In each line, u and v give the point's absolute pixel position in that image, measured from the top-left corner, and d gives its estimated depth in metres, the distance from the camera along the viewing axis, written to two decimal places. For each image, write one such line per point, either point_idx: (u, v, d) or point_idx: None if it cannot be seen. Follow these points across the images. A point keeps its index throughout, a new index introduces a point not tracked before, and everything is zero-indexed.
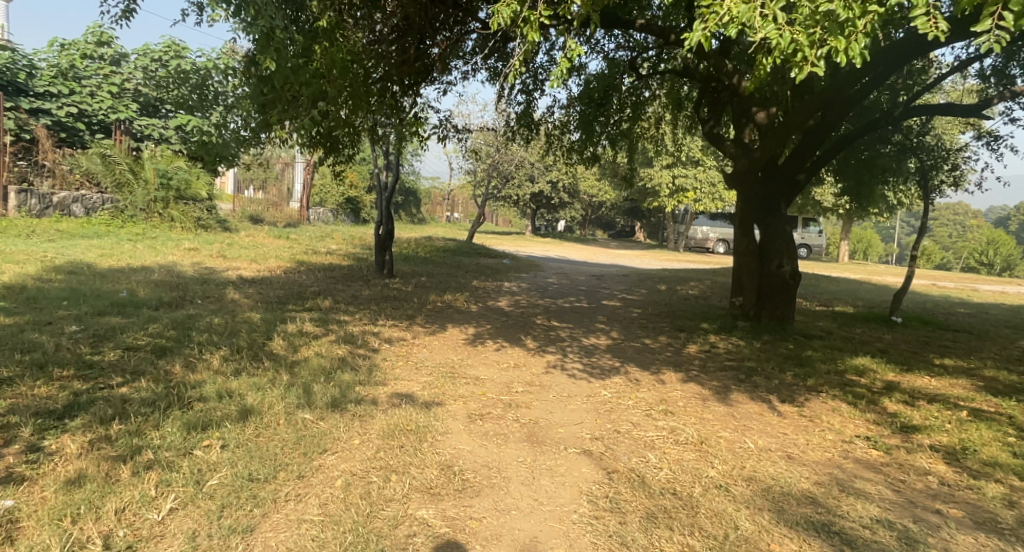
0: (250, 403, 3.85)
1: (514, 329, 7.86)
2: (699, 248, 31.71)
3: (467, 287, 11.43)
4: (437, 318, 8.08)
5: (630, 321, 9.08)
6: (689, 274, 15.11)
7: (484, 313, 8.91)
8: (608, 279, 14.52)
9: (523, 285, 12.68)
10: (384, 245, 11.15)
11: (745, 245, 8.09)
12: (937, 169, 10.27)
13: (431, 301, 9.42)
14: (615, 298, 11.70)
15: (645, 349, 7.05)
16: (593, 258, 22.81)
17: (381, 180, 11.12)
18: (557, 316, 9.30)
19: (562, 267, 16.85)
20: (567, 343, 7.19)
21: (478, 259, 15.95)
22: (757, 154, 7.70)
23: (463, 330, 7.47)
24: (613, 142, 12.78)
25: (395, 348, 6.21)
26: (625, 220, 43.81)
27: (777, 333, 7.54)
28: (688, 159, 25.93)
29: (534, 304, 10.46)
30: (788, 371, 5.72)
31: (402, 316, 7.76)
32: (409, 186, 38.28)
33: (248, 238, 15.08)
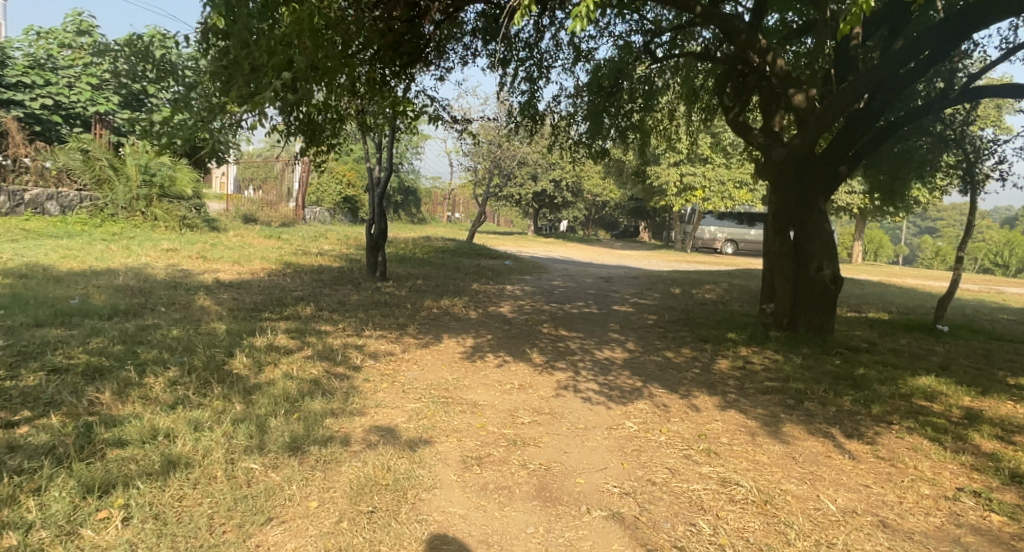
0: (179, 451, 2.95)
1: (519, 341, 7.00)
2: (706, 249, 30.82)
3: (467, 291, 10.58)
4: (433, 327, 7.24)
5: (646, 330, 8.22)
6: (703, 277, 14.23)
7: (485, 321, 8.05)
8: (617, 281, 13.66)
9: (527, 288, 11.82)
10: (376, 245, 10.31)
11: (779, 246, 7.24)
12: (980, 162, 9.39)
13: (426, 306, 8.57)
14: (627, 302, 10.83)
15: (669, 364, 6.18)
16: (598, 259, 21.95)
17: (373, 175, 10.24)
18: (566, 324, 8.44)
19: (568, 268, 15.97)
20: (579, 358, 6.32)
21: (479, 260, 15.10)
22: (795, 143, 6.83)
23: (462, 342, 6.61)
24: (624, 135, 11.93)
25: (382, 365, 5.36)
26: (629, 220, 43.00)
27: (818, 346, 6.67)
28: (697, 156, 24.98)
29: (541, 309, 9.62)
30: (844, 394, 4.83)
31: (393, 326, 6.91)
32: (409, 185, 37.47)
33: (236, 238, 14.25)
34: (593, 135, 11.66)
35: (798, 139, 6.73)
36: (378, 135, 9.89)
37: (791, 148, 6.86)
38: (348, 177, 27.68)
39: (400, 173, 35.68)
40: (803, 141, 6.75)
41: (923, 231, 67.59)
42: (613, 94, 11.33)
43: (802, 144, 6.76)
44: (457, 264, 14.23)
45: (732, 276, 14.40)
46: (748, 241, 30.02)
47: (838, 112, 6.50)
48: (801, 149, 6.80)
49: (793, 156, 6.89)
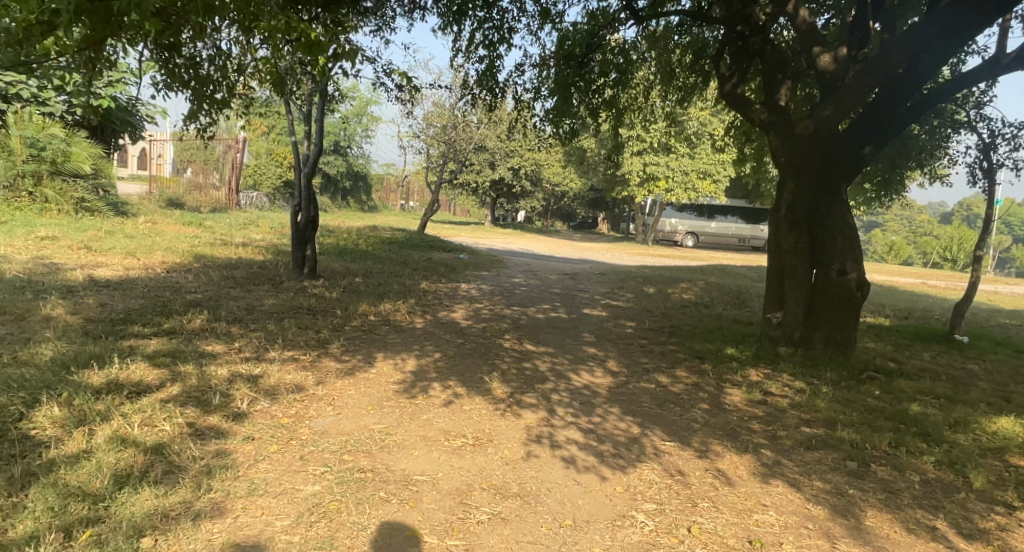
0: None
1: (475, 362, 5.53)
2: (668, 241, 30.01)
3: (414, 291, 9.04)
4: (365, 341, 5.70)
5: (627, 343, 6.86)
6: (676, 274, 13.05)
7: (433, 332, 6.54)
8: (584, 278, 12.36)
9: (484, 286, 10.36)
10: (304, 236, 8.61)
11: (792, 243, 5.93)
12: (997, 149, 8.20)
13: (362, 312, 7.00)
14: (599, 305, 9.47)
15: (668, 395, 4.81)
16: (559, 251, 20.66)
17: (297, 152, 8.51)
18: (532, 335, 7.00)
19: (528, 263, 14.57)
20: (554, 388, 4.89)
21: (430, 253, 13.56)
22: (824, 114, 5.42)
23: (400, 364, 5.10)
24: (595, 114, 10.52)
25: (279, 408, 3.78)
26: (588, 211, 42.14)
27: (843, 369, 5.41)
28: (660, 145, 23.86)
29: (500, 314, 8.16)
30: (920, 451, 3.54)
31: (310, 342, 5.34)
32: (359, 171, 35.46)
33: (145, 225, 12.31)
34: (561, 112, 10.18)
35: (829, 108, 5.34)
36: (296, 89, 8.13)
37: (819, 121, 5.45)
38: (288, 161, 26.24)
39: (347, 157, 33.68)
40: (836, 111, 5.36)
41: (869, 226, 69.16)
42: (584, 64, 9.95)
43: (835, 116, 5.36)
44: (405, 257, 12.61)
45: (706, 274, 13.26)
46: (709, 233, 29.26)
47: (880, 74, 5.18)
48: (832, 121, 5.39)
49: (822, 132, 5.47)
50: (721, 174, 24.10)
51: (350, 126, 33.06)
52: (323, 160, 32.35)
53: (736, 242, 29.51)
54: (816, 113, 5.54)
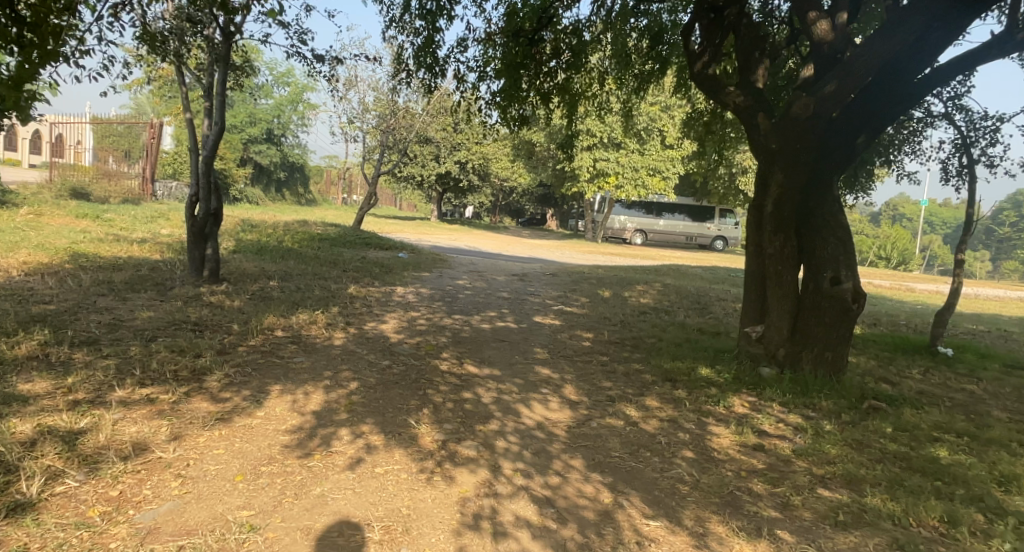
0: None
1: (400, 394, 4.40)
2: (616, 239, 29.49)
3: (338, 297, 7.82)
4: (259, 368, 4.50)
5: (584, 362, 5.87)
6: (631, 276, 12.23)
7: (353, 352, 5.38)
8: (533, 280, 11.40)
9: (422, 290, 9.21)
10: (202, 234, 7.23)
11: (778, 247, 5.01)
12: (977, 144, 7.56)
13: (266, 325, 5.77)
14: (549, 312, 8.47)
15: (641, 439, 3.83)
16: (506, 250, 19.68)
17: (192, 132, 7.18)
18: (474, 352, 5.92)
19: (473, 262, 13.51)
20: (498, 433, 3.83)
21: (365, 252, 12.31)
22: (826, 91, 4.42)
23: (300, 403, 3.94)
24: (545, 99, 9.53)
25: (92, 491, 2.61)
26: (536, 207, 41.46)
27: (840, 397, 4.56)
28: (609, 141, 23.14)
29: (437, 325, 7.05)
30: (984, 531, 2.67)
31: (182, 372, 4.12)
32: (296, 162, 33.67)
33: (28, 217, 10.64)
34: (509, 96, 9.10)
35: (834, 83, 4.35)
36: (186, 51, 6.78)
37: (820, 100, 4.44)
38: None
39: (282, 147, 31.92)
40: (840, 88, 4.38)
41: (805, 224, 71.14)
42: (534, 42, 8.93)
43: (839, 93, 4.38)
44: (335, 256, 11.33)
45: (663, 275, 12.50)
46: (657, 231, 28.85)
47: (894, 43, 4.26)
48: (836, 100, 4.40)
49: (823, 113, 4.47)
50: (671, 171, 23.60)
51: (284, 114, 31.18)
52: (255, 149, 30.39)
53: (683, 240, 29.24)
54: (814, 90, 4.55)
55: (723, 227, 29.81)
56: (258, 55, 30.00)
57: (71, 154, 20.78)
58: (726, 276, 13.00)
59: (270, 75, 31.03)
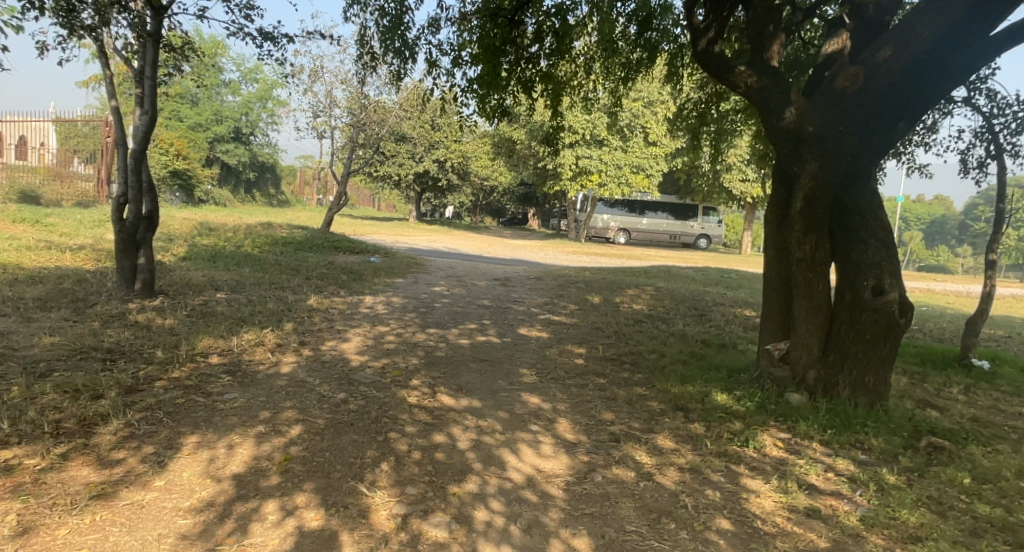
0: None
1: (353, 442, 3.52)
2: (599, 238, 28.77)
3: (296, 310, 6.90)
4: (175, 411, 3.59)
5: (578, 388, 5.02)
6: (621, 279, 11.44)
7: (303, 383, 4.48)
8: (516, 285, 10.56)
9: (393, 299, 8.32)
10: (131, 243, 6.26)
11: (807, 251, 4.20)
12: (1005, 132, 6.83)
13: (199, 350, 4.85)
14: (535, 323, 7.62)
15: (660, 502, 3.00)
16: (487, 251, 18.85)
17: (119, 122, 6.17)
18: (448, 378, 5.04)
19: (451, 265, 12.63)
20: (478, 500, 2.98)
21: (333, 256, 11.38)
22: (879, 57, 3.70)
23: (218, 463, 3.04)
24: (527, 88, 8.66)
25: None
26: (517, 206, 40.74)
27: (890, 433, 3.77)
28: (592, 138, 22.34)
29: (408, 342, 6.16)
30: None
31: (66, 423, 3.20)
32: (266, 162, 32.61)
33: None
34: (489, 84, 8.20)
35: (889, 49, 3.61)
36: (107, 26, 5.79)
37: (872, 69, 3.72)
38: (175, 148, 23.74)
39: (252, 146, 31.15)
40: (897, 54, 3.65)
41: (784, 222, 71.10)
42: (514, 24, 8.04)
43: (897, 61, 3.65)
44: (299, 262, 10.40)
45: (655, 279, 11.72)
46: (640, 230, 28.17)
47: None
48: (891, 69, 3.67)
49: (874, 85, 3.73)
50: (655, 168, 22.88)
51: (252, 112, 30.13)
52: (222, 148, 29.27)
53: (667, 239, 28.58)
54: (864, 59, 3.83)
55: (706, 225, 29.18)
56: (224, 50, 28.93)
57: (35, 156, 18.71)
58: (719, 278, 12.26)
59: (237, 72, 29.96)
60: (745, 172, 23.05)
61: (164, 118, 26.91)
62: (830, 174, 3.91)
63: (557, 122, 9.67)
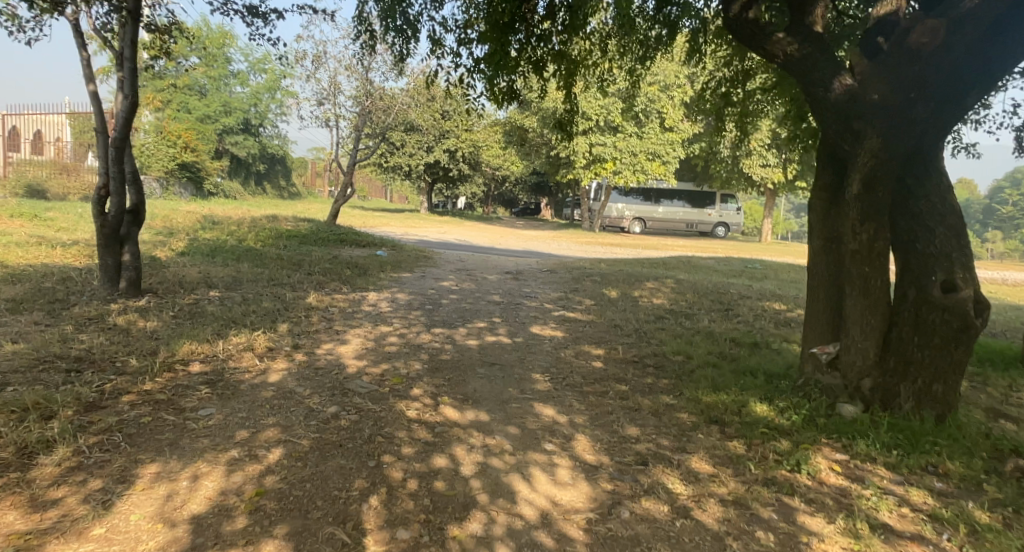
0: None
1: (342, 469, 3.05)
2: (614, 227, 28.12)
3: (293, 309, 6.45)
4: (137, 433, 3.14)
5: (597, 397, 4.52)
6: (639, 271, 10.88)
7: (290, 395, 4.02)
8: (529, 278, 10.07)
9: (399, 296, 7.85)
10: (114, 239, 5.84)
11: (864, 243, 3.64)
12: None
13: (178, 357, 4.40)
14: (548, 321, 7.11)
15: (699, 548, 2.51)
16: (498, 242, 18.35)
17: (98, 108, 5.71)
18: (453, 387, 4.55)
19: (461, 258, 12.14)
20: (481, 547, 2.51)
21: (339, 250, 10.94)
22: (965, 8, 3.21)
23: (176, 501, 2.58)
24: (538, 69, 8.13)
25: None
26: (530, 196, 40.20)
27: (968, 454, 3.24)
28: (606, 124, 21.70)
29: (411, 344, 5.69)
30: None
31: (2, 452, 2.76)
32: (277, 154, 32.33)
33: None
34: (497, 64, 7.67)
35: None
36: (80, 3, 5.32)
37: (956, 21, 3.22)
38: (182, 140, 23.49)
39: (262, 138, 30.94)
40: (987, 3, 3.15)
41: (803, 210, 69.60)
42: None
43: (987, 12, 3.16)
44: (303, 256, 9.97)
45: (675, 270, 11.15)
46: (656, 219, 27.50)
47: None
48: (978, 22, 3.18)
49: (958, 41, 3.23)
50: (671, 155, 22.17)
51: (261, 103, 29.81)
52: (231, 140, 29.00)
53: (683, 227, 27.88)
54: (946, 10, 3.34)
55: (725, 213, 28.44)
56: (233, 41, 28.58)
57: (50, 151, 18.92)
58: (742, 269, 11.65)
59: (245, 62, 29.62)
60: (766, 157, 22.29)
61: (172, 110, 26.66)
62: (896, 148, 3.38)
63: (571, 105, 9.11)
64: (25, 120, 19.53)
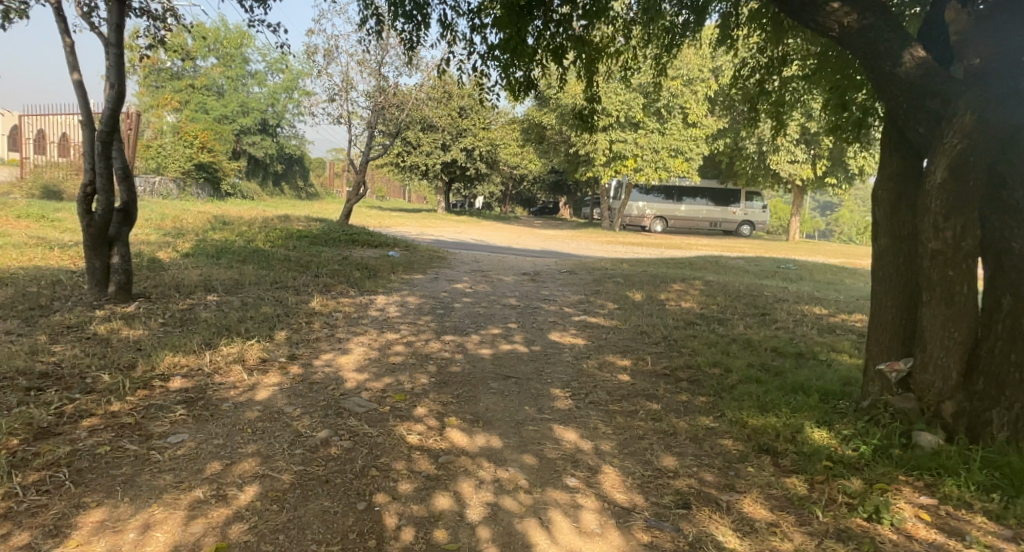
0: None
1: (324, 512, 2.56)
2: (635, 226, 27.45)
3: (294, 315, 5.99)
4: (86, 468, 2.68)
5: (625, 418, 3.96)
6: (664, 273, 10.29)
7: (277, 416, 3.54)
8: (547, 280, 9.53)
9: (409, 299, 7.38)
10: (97, 243, 5.42)
11: (948, 242, 3.06)
12: None
13: (158, 371, 3.95)
14: (569, 327, 6.57)
15: None
16: (517, 242, 17.81)
17: (82, 99, 5.29)
18: (463, 406, 4.04)
19: (477, 258, 11.64)
20: None
21: (349, 251, 10.51)
22: None
23: None
24: (556, 57, 7.59)
25: None
26: (549, 195, 39.61)
27: None
28: (626, 120, 21.06)
29: (418, 354, 5.19)
30: None
31: None
32: (294, 154, 32.16)
33: None
34: (512, 51, 7.15)
35: None
36: None
37: None
38: (199, 141, 23.35)
39: (279, 138, 30.78)
40: None
41: (831, 208, 67.74)
42: None
43: None
44: (311, 257, 9.55)
45: (703, 271, 10.53)
46: (678, 218, 26.77)
47: None
48: None
49: None
50: (695, 152, 21.45)
51: (279, 103, 29.62)
52: (249, 141, 28.85)
53: (707, 226, 27.10)
54: None
55: (749, 211, 27.61)
56: (250, 41, 28.39)
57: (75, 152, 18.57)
58: (774, 270, 11.01)
59: (263, 62, 29.45)
60: (794, 152, 21.47)
61: (190, 111, 26.55)
62: (991, 129, 2.83)
63: (592, 96, 8.55)
64: (46, 122, 19.25)
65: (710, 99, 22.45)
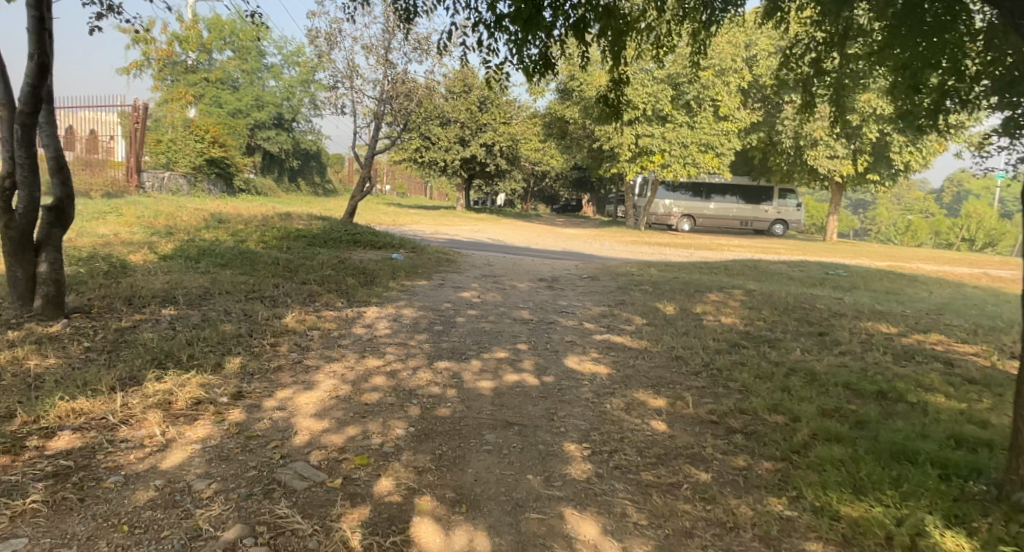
0: None
1: None
2: (661, 225, 26.18)
3: (260, 334, 5.01)
4: None
5: (665, 496, 2.88)
6: (698, 280, 9.12)
7: (177, 500, 2.55)
8: (567, 287, 8.44)
9: (404, 312, 6.36)
10: (15, 251, 4.50)
11: None
12: None
13: (40, 426, 2.99)
14: (589, 350, 5.48)
15: None
16: (536, 241, 16.71)
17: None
18: (443, 476, 2.99)
19: (489, 261, 10.59)
20: None
21: (348, 253, 9.55)
22: None
23: None
24: (578, 31, 6.51)
25: None
26: (572, 192, 38.45)
27: None
28: (653, 113, 19.83)
29: (400, 390, 4.16)
30: None
31: None
32: (311, 149, 31.49)
33: None
34: (526, 22, 6.07)
35: None
36: None
37: None
38: (210, 135, 22.66)
39: (295, 133, 30.12)
40: None
41: (865, 206, 65.36)
42: None
43: None
44: (304, 260, 8.59)
45: (742, 278, 9.33)
46: (707, 216, 25.43)
47: None
48: None
49: None
50: (726, 147, 20.11)
51: (294, 97, 28.90)
52: (264, 135, 28.23)
53: (737, 225, 25.70)
54: None
55: (783, 209, 26.03)
56: (265, 33, 27.68)
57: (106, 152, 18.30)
58: (823, 277, 9.76)
59: (279, 55, 28.76)
60: (835, 146, 20.01)
61: (204, 105, 25.93)
62: None
63: (620, 78, 7.43)
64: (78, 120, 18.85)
65: (743, 90, 21.10)
